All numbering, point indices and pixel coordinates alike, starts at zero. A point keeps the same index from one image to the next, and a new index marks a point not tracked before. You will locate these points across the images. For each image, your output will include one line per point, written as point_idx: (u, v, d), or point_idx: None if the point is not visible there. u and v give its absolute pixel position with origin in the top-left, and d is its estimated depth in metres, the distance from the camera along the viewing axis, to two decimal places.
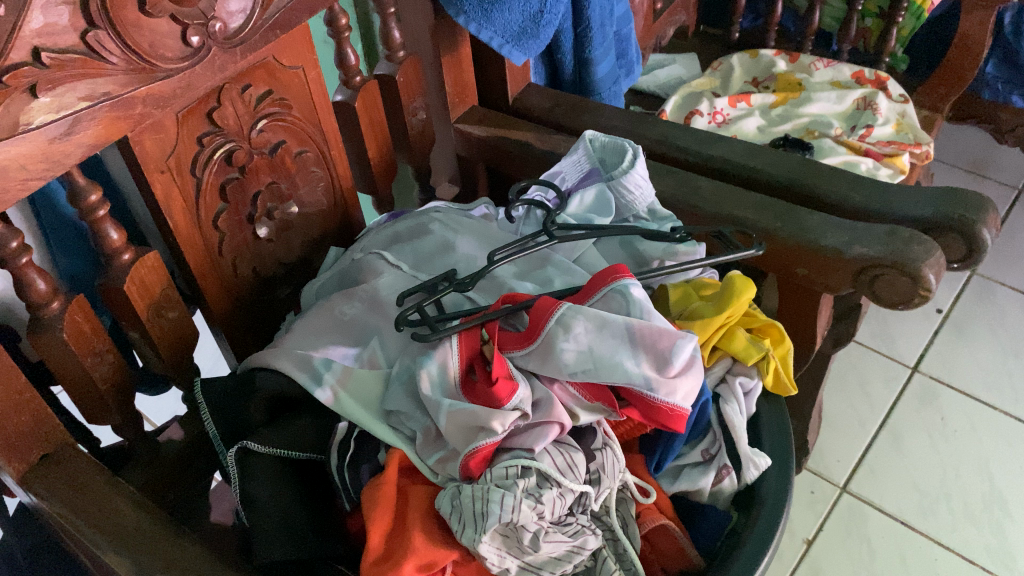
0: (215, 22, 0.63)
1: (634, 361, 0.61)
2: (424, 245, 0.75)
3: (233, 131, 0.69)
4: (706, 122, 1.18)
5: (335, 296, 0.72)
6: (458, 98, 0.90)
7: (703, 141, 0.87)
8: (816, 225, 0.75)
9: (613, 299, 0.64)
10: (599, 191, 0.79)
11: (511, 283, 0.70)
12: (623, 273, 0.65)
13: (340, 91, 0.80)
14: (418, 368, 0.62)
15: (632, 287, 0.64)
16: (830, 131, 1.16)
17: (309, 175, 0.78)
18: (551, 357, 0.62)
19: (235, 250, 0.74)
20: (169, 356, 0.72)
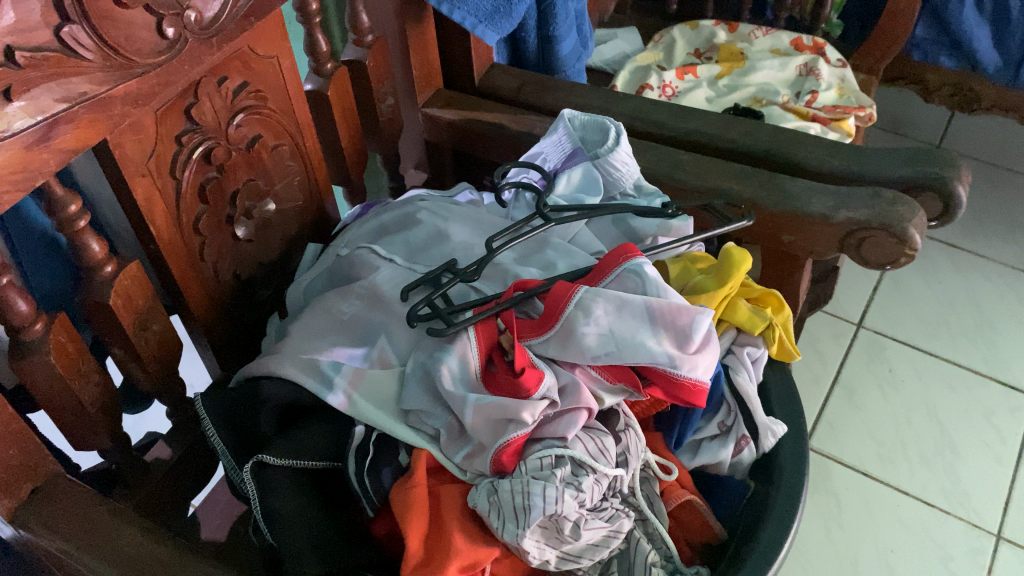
0: (190, 12, 0.58)
1: (655, 339, 0.60)
2: (416, 237, 0.73)
3: (212, 128, 0.65)
4: (657, 95, 1.19)
5: (330, 294, 0.68)
6: (424, 81, 0.88)
7: (677, 114, 0.86)
8: (800, 191, 0.76)
9: (627, 279, 0.63)
10: (585, 169, 0.78)
11: (514, 269, 0.69)
12: (633, 252, 0.64)
13: (310, 79, 0.76)
14: (438, 364, 0.60)
15: (645, 264, 0.64)
16: (777, 99, 1.18)
17: (286, 169, 0.74)
18: (571, 342, 0.61)
19: (216, 254, 0.70)
20: (155, 370, 0.68)
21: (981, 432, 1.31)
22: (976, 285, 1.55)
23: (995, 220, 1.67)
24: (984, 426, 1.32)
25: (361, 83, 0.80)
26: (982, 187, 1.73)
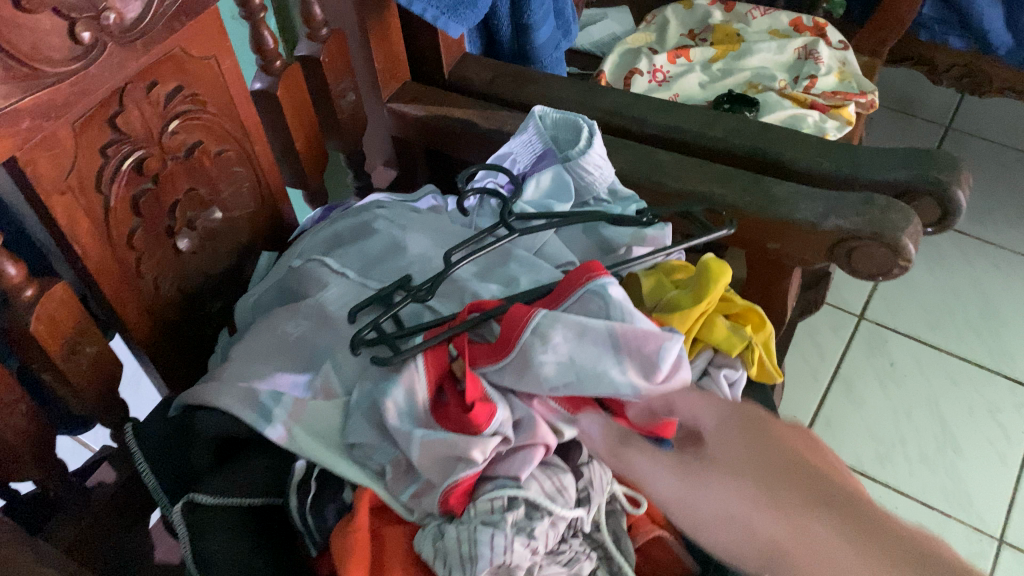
0: (109, 14, 0.53)
1: (619, 368, 0.56)
2: (371, 248, 0.68)
3: (142, 137, 0.60)
4: (647, 81, 1.13)
5: (276, 313, 0.64)
6: (389, 74, 0.82)
7: (657, 109, 0.80)
8: (787, 196, 0.71)
9: (590, 301, 0.58)
10: (556, 173, 0.73)
11: (473, 286, 0.64)
12: (598, 271, 0.59)
13: (258, 78, 0.71)
14: (382, 397, 0.55)
15: (612, 284, 0.59)
16: (774, 85, 1.12)
17: (232, 175, 0.69)
18: (527, 371, 0.56)
19: (156, 269, 0.65)
20: (91, 393, 0.63)
21: (985, 430, 1.26)
22: (983, 273, 1.49)
23: (1005, 203, 1.60)
24: (988, 423, 1.27)
25: (317, 79, 0.75)
26: (992, 169, 1.66)
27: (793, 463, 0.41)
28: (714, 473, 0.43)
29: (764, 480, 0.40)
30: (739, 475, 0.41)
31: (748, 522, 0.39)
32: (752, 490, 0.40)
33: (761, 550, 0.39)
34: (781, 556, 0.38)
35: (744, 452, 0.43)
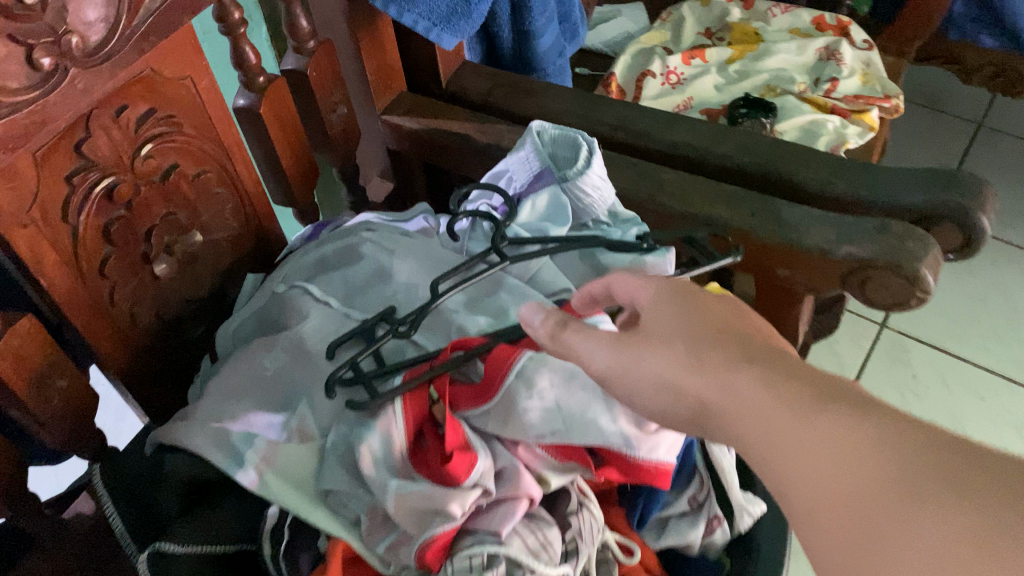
0: (70, 37, 0.50)
1: (609, 416, 0.52)
2: (356, 274, 0.65)
3: (112, 163, 0.57)
4: (660, 83, 1.09)
5: (253, 345, 0.61)
6: (383, 85, 0.79)
7: (663, 123, 0.76)
8: (798, 220, 0.67)
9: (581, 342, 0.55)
10: (552, 194, 0.69)
11: (459, 318, 0.60)
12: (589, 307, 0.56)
13: (242, 94, 0.68)
14: (358, 443, 0.52)
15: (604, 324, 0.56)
16: (793, 88, 1.07)
17: (213, 197, 0.66)
18: (512, 418, 0.53)
19: (131, 298, 0.62)
20: (63, 428, 0.61)
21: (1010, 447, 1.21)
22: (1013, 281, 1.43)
23: None
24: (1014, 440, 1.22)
25: (304, 94, 0.72)
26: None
27: (785, 373, 0.35)
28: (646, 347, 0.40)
29: (787, 429, 0.33)
30: (668, 340, 0.39)
31: (680, 385, 0.38)
32: (682, 357, 0.38)
33: (691, 410, 0.38)
34: (708, 417, 0.37)
35: (672, 324, 0.40)
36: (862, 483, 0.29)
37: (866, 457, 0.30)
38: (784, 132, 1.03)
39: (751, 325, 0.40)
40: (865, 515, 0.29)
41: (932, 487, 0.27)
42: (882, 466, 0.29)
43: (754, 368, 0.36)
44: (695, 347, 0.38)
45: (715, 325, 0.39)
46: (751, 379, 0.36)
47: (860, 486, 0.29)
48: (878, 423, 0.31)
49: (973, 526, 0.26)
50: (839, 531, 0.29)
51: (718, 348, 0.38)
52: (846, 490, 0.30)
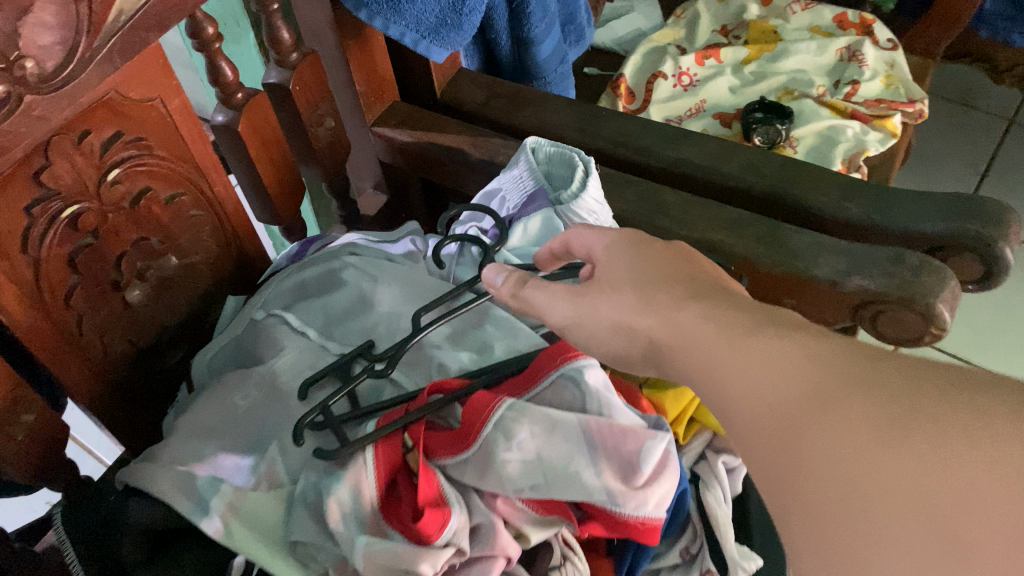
0: (26, 62, 0.46)
1: (593, 470, 0.48)
2: (337, 303, 0.62)
3: (76, 191, 0.54)
4: (671, 86, 1.06)
5: (226, 379, 0.58)
6: (374, 96, 0.76)
7: (666, 139, 0.73)
8: (806, 249, 0.63)
9: (564, 389, 0.52)
10: (545, 217, 0.65)
11: (441, 355, 0.57)
12: (576, 351, 0.52)
13: (220, 110, 0.65)
14: (325, 495, 0.49)
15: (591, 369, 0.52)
16: (810, 91, 1.03)
17: (189, 220, 0.63)
18: (489, 470, 0.49)
19: (101, 327, 0.60)
20: (29, 462, 0.59)
21: None
22: None
23: None
24: None
25: (288, 109, 0.69)
26: None
27: (730, 309, 0.38)
28: (600, 291, 0.45)
29: (729, 350, 0.36)
30: (620, 288, 0.44)
31: (632, 325, 0.42)
32: (633, 301, 0.43)
33: (647, 349, 0.42)
34: (661, 352, 0.41)
35: (627, 267, 0.45)
36: (789, 388, 0.32)
37: (794, 367, 0.33)
38: (801, 138, 0.99)
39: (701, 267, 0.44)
40: (795, 418, 0.31)
41: (846, 385, 0.30)
42: (810, 375, 0.32)
43: (696, 302, 0.40)
44: (646, 287, 0.43)
45: (670, 271, 0.43)
46: (698, 317, 0.38)
47: (784, 390, 0.32)
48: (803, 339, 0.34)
49: (884, 413, 0.29)
50: (765, 433, 0.32)
51: (667, 287, 0.42)
52: (772, 397, 0.32)
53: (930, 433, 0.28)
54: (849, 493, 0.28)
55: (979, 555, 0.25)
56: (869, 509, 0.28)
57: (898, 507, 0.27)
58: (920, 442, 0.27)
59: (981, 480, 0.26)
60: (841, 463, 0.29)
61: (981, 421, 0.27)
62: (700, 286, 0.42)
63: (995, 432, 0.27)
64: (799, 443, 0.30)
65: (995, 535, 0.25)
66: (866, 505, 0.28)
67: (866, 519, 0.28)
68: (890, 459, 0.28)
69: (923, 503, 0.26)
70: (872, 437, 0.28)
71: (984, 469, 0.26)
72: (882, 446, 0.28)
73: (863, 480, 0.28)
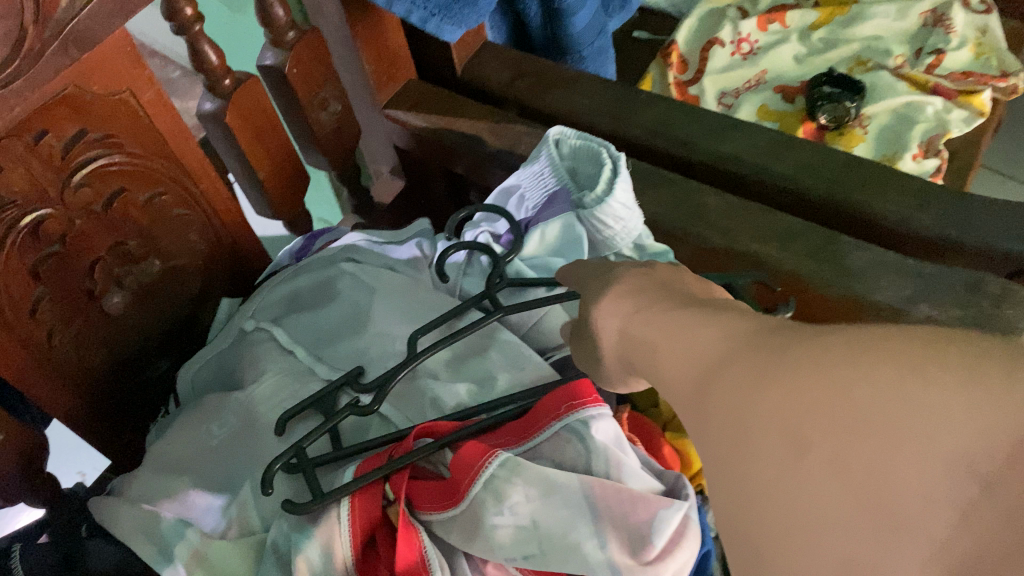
0: None
1: (595, 540, 0.41)
2: (329, 318, 0.56)
3: (36, 197, 0.49)
4: (729, 52, 1.11)
5: (204, 405, 0.54)
6: (386, 76, 0.69)
7: (711, 131, 0.64)
8: (866, 268, 0.54)
9: (568, 443, 0.45)
10: (567, 223, 0.57)
11: (436, 389, 0.50)
12: (586, 398, 0.46)
13: (207, 97, 0.58)
14: (293, 553, 0.44)
15: (598, 419, 0.45)
16: (887, 62, 1.06)
17: (172, 220, 0.59)
18: (477, 535, 0.43)
19: (75, 342, 0.55)
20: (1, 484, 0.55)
21: None
22: None
23: None
24: None
25: (285, 92, 0.62)
26: None
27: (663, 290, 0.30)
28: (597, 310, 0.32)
29: (648, 324, 0.28)
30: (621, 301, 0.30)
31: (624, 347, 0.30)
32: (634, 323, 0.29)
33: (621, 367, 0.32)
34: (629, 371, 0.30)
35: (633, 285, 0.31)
36: (694, 350, 0.25)
37: (703, 324, 0.26)
38: (875, 115, 1.01)
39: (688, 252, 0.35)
40: (693, 387, 0.24)
41: (745, 333, 0.24)
42: (715, 329, 0.25)
43: (641, 281, 0.32)
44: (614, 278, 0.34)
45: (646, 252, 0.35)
46: (623, 300, 0.31)
47: (687, 354, 0.25)
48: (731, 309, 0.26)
49: (772, 347, 0.22)
50: (675, 405, 0.25)
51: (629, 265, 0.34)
52: (678, 361, 0.25)
53: (807, 366, 0.20)
54: (728, 440, 0.21)
55: (824, 453, 0.19)
56: (743, 448, 0.21)
57: (766, 438, 0.20)
58: (790, 375, 0.20)
59: (858, 384, 0.19)
60: (723, 409, 0.22)
61: (875, 332, 0.20)
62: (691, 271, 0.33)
63: (888, 339, 0.20)
64: (700, 404, 0.23)
65: (873, 451, 0.18)
66: (744, 450, 0.21)
67: (739, 464, 0.21)
68: (765, 389, 0.21)
69: (794, 429, 0.19)
70: (751, 373, 0.22)
71: (869, 367, 0.19)
72: (762, 380, 0.21)
73: (742, 420, 0.21)
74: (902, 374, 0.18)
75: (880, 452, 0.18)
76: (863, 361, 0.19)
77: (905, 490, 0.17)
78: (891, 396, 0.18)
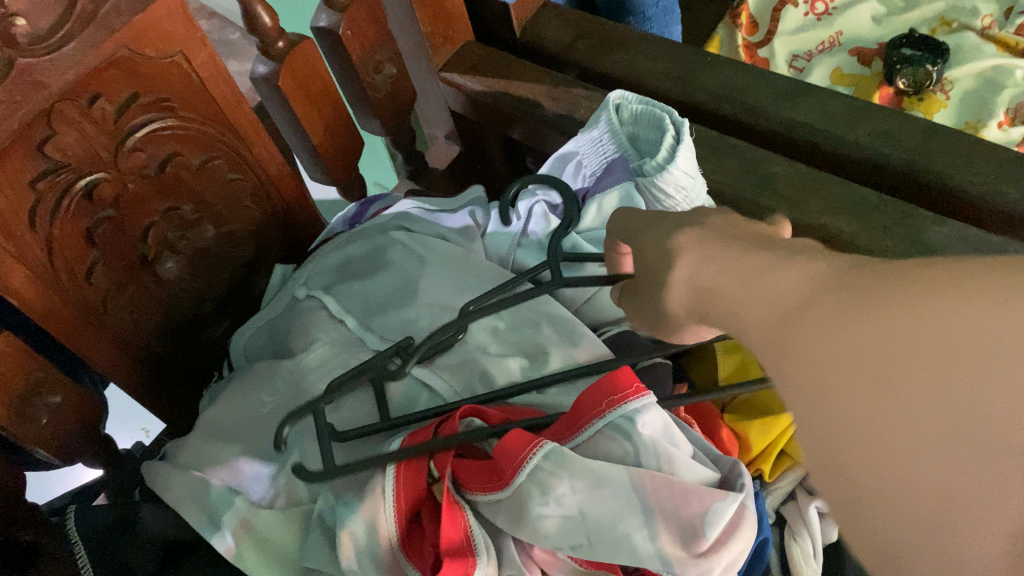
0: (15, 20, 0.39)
1: (644, 531, 0.40)
2: (379, 287, 0.55)
3: (89, 160, 0.49)
4: (802, 13, 1.06)
5: (254, 370, 0.54)
6: (442, 37, 0.67)
7: (782, 97, 0.61)
8: (945, 245, 0.51)
9: (614, 441, 0.44)
10: (624, 193, 0.55)
11: (487, 363, 0.49)
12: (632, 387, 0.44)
13: (260, 60, 0.57)
14: (338, 527, 0.44)
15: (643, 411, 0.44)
16: (974, 21, 1.01)
17: (227, 185, 0.58)
18: (522, 522, 0.42)
19: (129, 306, 0.55)
20: (59, 443, 0.56)
21: None
22: None
23: None
24: None
25: (340, 56, 0.60)
26: None
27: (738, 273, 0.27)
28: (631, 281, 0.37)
29: (699, 307, 0.30)
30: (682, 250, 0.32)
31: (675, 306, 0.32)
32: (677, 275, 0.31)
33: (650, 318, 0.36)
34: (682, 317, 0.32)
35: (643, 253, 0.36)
36: (768, 294, 0.26)
37: (781, 271, 0.26)
38: (958, 79, 0.97)
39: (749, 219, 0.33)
40: (772, 330, 0.24)
41: (824, 278, 0.24)
42: (790, 277, 0.25)
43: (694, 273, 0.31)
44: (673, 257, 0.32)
45: (708, 227, 0.32)
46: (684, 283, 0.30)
47: (759, 301, 0.26)
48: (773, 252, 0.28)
49: (860, 286, 0.22)
50: (750, 349, 0.26)
51: (695, 245, 0.31)
52: (748, 306, 0.26)
53: (899, 300, 0.20)
54: (811, 380, 0.21)
55: (917, 385, 0.19)
56: (832, 398, 0.20)
57: (859, 372, 0.20)
58: (880, 310, 0.21)
59: (958, 313, 0.19)
60: (807, 355, 0.22)
61: (973, 263, 0.20)
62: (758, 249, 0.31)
63: (985, 271, 0.20)
64: (780, 344, 0.24)
65: (969, 376, 0.18)
66: (831, 398, 0.21)
67: (826, 405, 0.21)
68: (854, 324, 0.21)
69: (886, 373, 0.19)
70: (839, 310, 0.22)
71: (972, 300, 0.19)
72: (851, 318, 0.21)
73: (832, 369, 0.21)
74: (1001, 301, 0.18)
75: (981, 382, 0.17)
76: (954, 292, 0.19)
77: (1006, 412, 0.17)
78: (997, 327, 0.18)
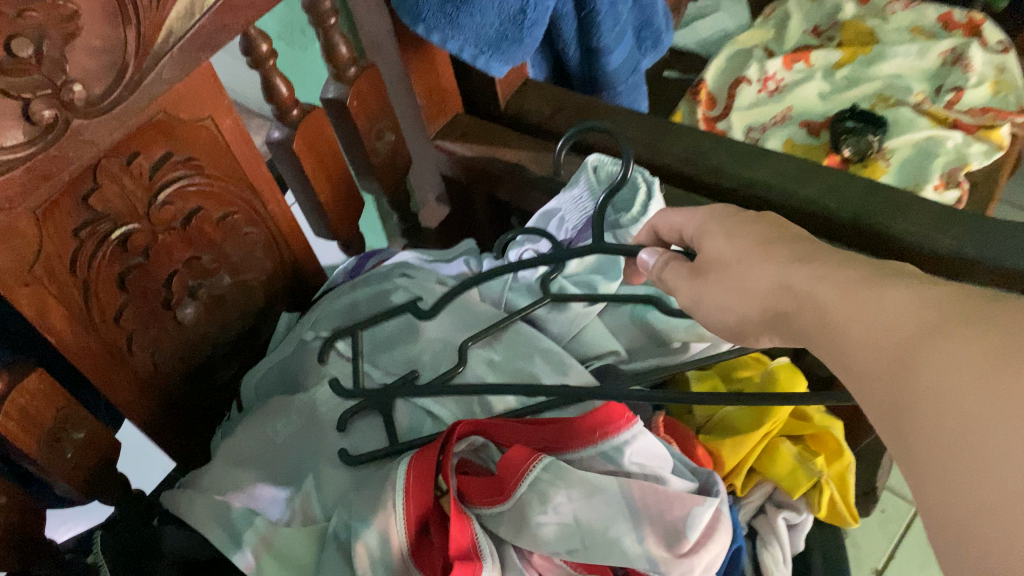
0: (74, 86, 0.45)
1: (634, 535, 0.45)
2: (384, 329, 0.61)
3: (125, 213, 0.54)
4: (757, 90, 1.17)
5: (268, 406, 0.58)
6: (435, 108, 0.74)
7: (741, 158, 0.69)
8: None
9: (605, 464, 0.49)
10: (604, 242, 0.62)
11: (483, 390, 0.55)
12: (618, 421, 0.48)
13: (276, 126, 0.63)
14: (354, 539, 0.48)
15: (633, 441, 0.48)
16: (908, 98, 1.12)
17: (242, 237, 0.64)
18: (524, 530, 0.47)
19: (151, 347, 0.60)
20: (80, 478, 0.59)
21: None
22: None
23: None
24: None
25: (346, 124, 0.67)
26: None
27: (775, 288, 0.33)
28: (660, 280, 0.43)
29: None
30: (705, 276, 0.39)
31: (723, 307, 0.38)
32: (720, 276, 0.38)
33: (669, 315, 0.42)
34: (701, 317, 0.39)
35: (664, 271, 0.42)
36: (885, 325, 0.29)
37: (887, 297, 0.30)
38: (896, 149, 1.07)
39: (718, 246, 0.39)
40: (905, 364, 0.27)
41: (949, 311, 0.27)
42: (900, 314, 0.29)
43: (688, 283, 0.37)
44: None
45: None
46: None
47: (879, 330, 0.29)
48: (842, 268, 0.33)
49: (1009, 338, 0.25)
50: (869, 373, 0.29)
51: None
52: (860, 329, 0.30)
53: None
54: (957, 419, 0.24)
55: None
56: (977, 438, 0.23)
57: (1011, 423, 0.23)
58: None
59: None
60: (948, 397, 0.25)
61: None
62: (734, 270, 0.37)
63: None
64: (912, 377, 0.27)
65: None
66: (977, 426, 0.24)
67: (972, 446, 0.23)
68: (1004, 377, 0.24)
69: None
70: (986, 358, 0.25)
71: None
72: (999, 371, 0.24)
73: (977, 412, 0.24)
74: None
75: None
76: None
77: None
78: None
